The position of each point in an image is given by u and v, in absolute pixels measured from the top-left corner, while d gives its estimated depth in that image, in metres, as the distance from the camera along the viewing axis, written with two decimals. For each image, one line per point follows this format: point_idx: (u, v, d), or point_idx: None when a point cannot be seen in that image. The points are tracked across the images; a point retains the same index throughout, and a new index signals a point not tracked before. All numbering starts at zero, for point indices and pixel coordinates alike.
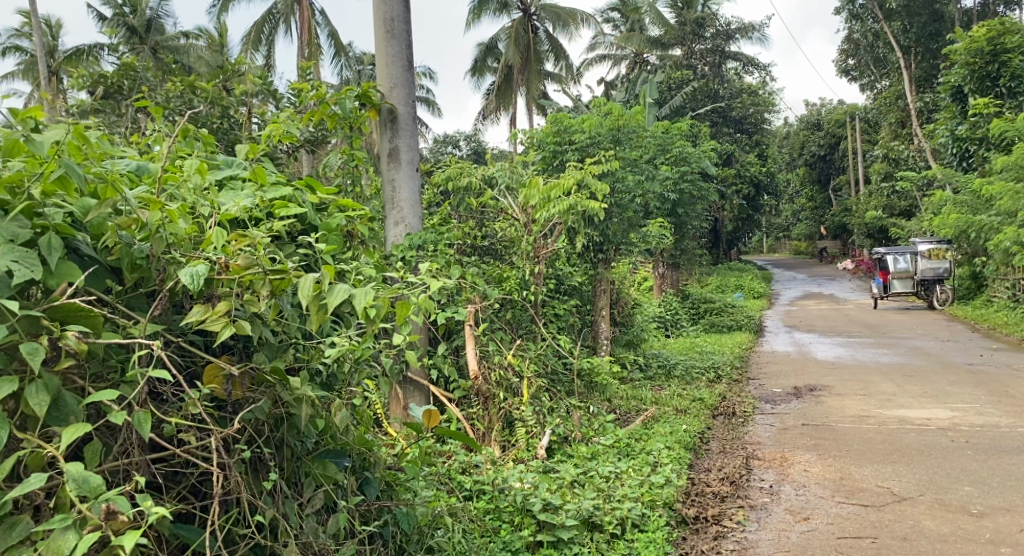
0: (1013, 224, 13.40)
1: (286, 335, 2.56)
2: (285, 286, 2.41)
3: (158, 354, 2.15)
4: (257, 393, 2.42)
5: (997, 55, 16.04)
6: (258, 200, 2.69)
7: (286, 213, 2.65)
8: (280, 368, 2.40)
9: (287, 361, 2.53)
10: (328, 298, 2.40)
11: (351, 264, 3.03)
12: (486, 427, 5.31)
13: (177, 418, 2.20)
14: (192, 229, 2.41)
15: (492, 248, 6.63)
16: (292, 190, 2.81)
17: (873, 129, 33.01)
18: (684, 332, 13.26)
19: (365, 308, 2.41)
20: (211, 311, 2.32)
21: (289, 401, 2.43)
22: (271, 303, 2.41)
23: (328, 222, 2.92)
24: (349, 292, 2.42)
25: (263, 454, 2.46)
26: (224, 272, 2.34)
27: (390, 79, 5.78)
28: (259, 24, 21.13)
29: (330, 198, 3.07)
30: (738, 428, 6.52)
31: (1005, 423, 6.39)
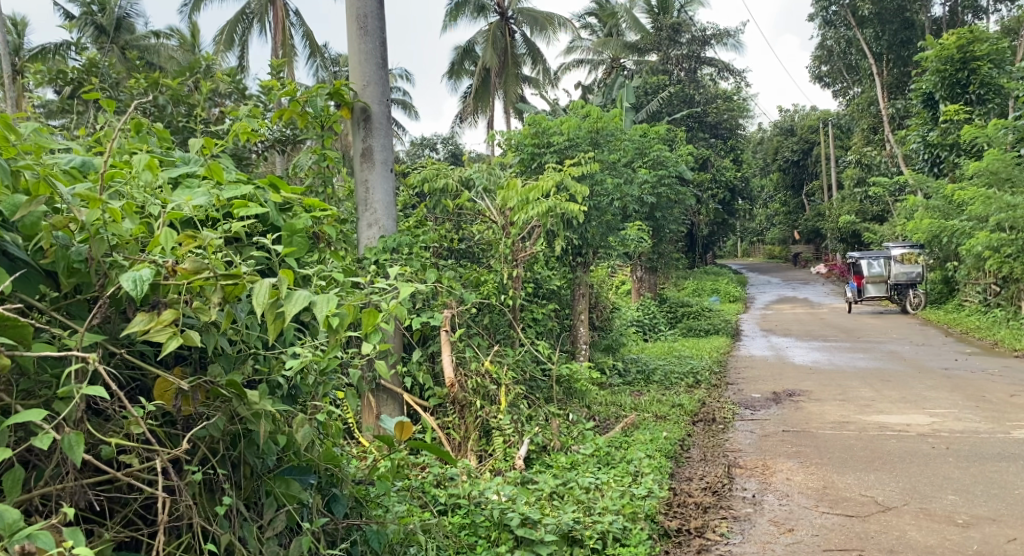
0: (985, 230, 13.47)
1: (245, 346, 2.40)
2: (239, 293, 2.28)
3: (95, 368, 2.02)
4: (211, 408, 2.30)
5: (966, 62, 16.18)
6: (215, 200, 2.53)
7: (245, 213, 2.47)
8: (236, 381, 2.26)
9: (244, 374, 2.38)
10: (286, 306, 2.26)
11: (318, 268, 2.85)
12: (462, 437, 5.16)
13: (115, 440, 2.08)
14: (139, 230, 2.28)
15: (468, 251, 6.46)
16: (253, 189, 2.65)
17: (846, 135, 33.28)
18: (662, 336, 13.18)
19: (326, 315, 2.27)
20: (156, 320, 2.17)
21: (247, 417, 2.29)
22: (225, 310, 2.28)
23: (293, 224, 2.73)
24: (310, 299, 2.28)
25: (217, 475, 2.35)
26: (171, 277, 2.21)
27: (363, 77, 5.62)
28: (232, 24, 20.82)
29: (296, 197, 2.90)
30: (718, 434, 6.41)
31: (984, 428, 6.34)
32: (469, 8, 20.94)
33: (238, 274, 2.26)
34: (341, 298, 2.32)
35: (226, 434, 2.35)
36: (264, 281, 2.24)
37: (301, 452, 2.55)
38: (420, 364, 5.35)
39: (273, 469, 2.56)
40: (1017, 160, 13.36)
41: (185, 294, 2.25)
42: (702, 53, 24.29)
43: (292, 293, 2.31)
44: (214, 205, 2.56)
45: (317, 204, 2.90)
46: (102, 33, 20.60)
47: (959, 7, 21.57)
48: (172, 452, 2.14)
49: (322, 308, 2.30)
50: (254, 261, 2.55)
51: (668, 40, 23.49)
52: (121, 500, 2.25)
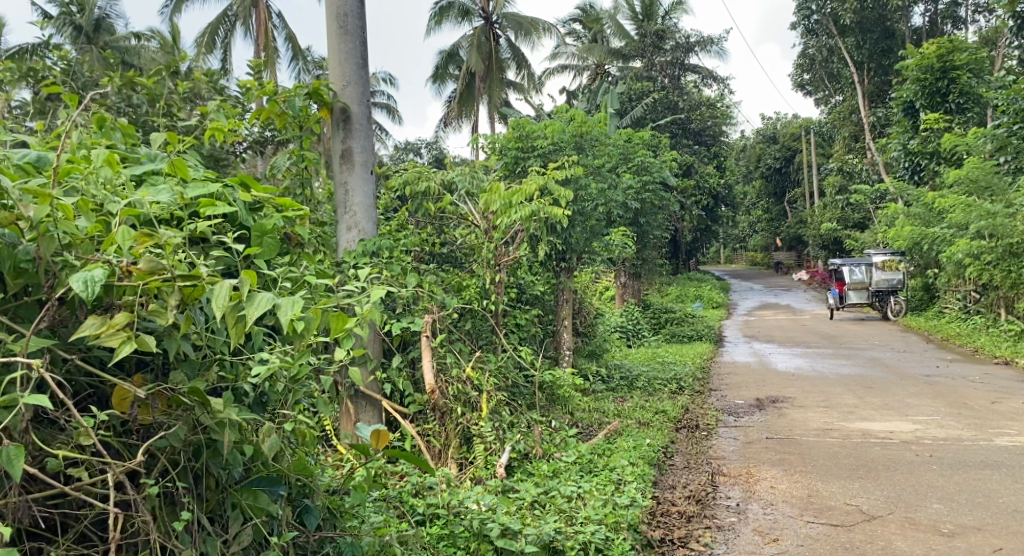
0: (965, 237, 13.54)
1: (210, 351, 2.36)
2: (198, 295, 2.23)
3: (39, 377, 1.99)
4: (172, 417, 2.24)
5: (946, 72, 16.29)
6: (179, 198, 2.48)
7: (210, 212, 2.42)
8: (199, 388, 2.21)
9: (208, 380, 2.33)
10: (247, 309, 2.22)
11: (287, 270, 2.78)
12: (442, 445, 5.06)
13: (62, 452, 2.05)
14: (95, 228, 2.24)
15: (448, 254, 6.35)
16: (221, 187, 2.59)
17: (828, 143, 33.45)
18: (645, 342, 13.12)
19: (290, 317, 2.23)
20: (108, 323, 2.13)
21: (210, 426, 2.25)
22: (183, 314, 2.25)
23: (263, 224, 2.66)
24: (274, 302, 2.24)
25: (176, 488, 2.29)
26: (126, 279, 2.18)
27: (343, 77, 5.54)
28: (214, 26, 20.63)
29: (266, 197, 2.84)
30: (702, 441, 6.35)
31: (967, 435, 6.31)
32: (453, 13, 20.86)
33: (198, 275, 2.22)
34: (306, 301, 2.28)
35: (188, 444, 2.30)
36: (224, 283, 2.21)
37: (268, 463, 2.48)
38: (400, 371, 5.27)
39: (240, 480, 2.49)
40: (996, 169, 13.44)
41: (140, 296, 2.21)
42: (686, 60, 24.17)
43: (254, 296, 2.28)
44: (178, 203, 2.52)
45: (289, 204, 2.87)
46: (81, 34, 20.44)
47: (938, 17, 21.73)
48: (124, 465, 2.09)
49: (286, 310, 2.26)
50: (218, 264, 2.49)
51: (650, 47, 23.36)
52: (72, 515, 2.19)
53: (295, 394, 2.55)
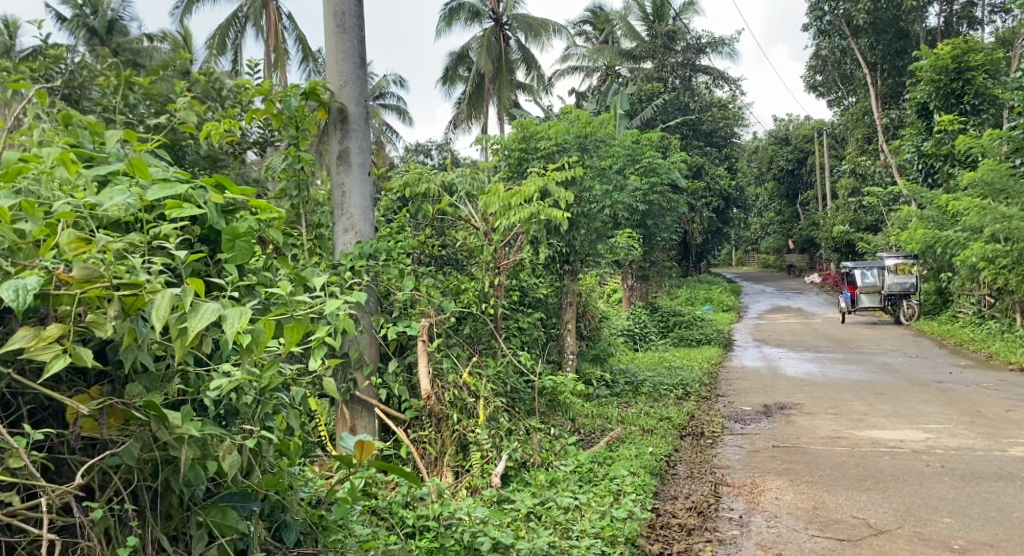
0: (979, 240, 13.32)
1: (171, 363, 2.37)
2: (140, 305, 2.24)
3: None
4: (124, 435, 2.29)
5: (961, 72, 16.08)
6: (139, 201, 2.46)
7: (176, 214, 2.41)
8: (155, 403, 2.25)
9: (167, 393, 2.36)
10: (190, 320, 2.23)
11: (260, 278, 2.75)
12: (438, 452, 4.97)
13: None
14: (37, 232, 2.26)
15: (446, 256, 6.21)
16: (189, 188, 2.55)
17: (840, 145, 33.19)
18: (652, 346, 12.99)
19: (235, 329, 2.22)
20: (40, 336, 2.14)
21: (169, 442, 2.28)
22: (126, 325, 2.25)
23: (235, 228, 2.62)
24: (218, 313, 2.23)
25: (127, 512, 2.33)
26: (63, 287, 2.20)
27: (340, 77, 5.44)
28: (225, 28, 20.62)
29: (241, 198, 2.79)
30: (706, 450, 6.22)
31: (980, 445, 6.15)
32: (464, 14, 20.79)
33: (139, 285, 2.23)
34: (252, 311, 2.27)
35: (143, 463, 2.34)
36: (165, 294, 2.22)
37: (238, 479, 2.49)
38: (397, 376, 5.18)
39: (212, 495, 2.52)
40: (1011, 172, 13.21)
41: (79, 306, 2.22)
42: (697, 61, 23.84)
43: (198, 306, 2.27)
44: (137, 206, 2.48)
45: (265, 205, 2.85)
46: (94, 36, 20.56)
47: (954, 18, 21.45)
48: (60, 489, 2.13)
49: (232, 321, 2.24)
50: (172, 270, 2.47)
51: (662, 47, 23.23)
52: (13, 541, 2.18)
53: (264, 407, 2.55)
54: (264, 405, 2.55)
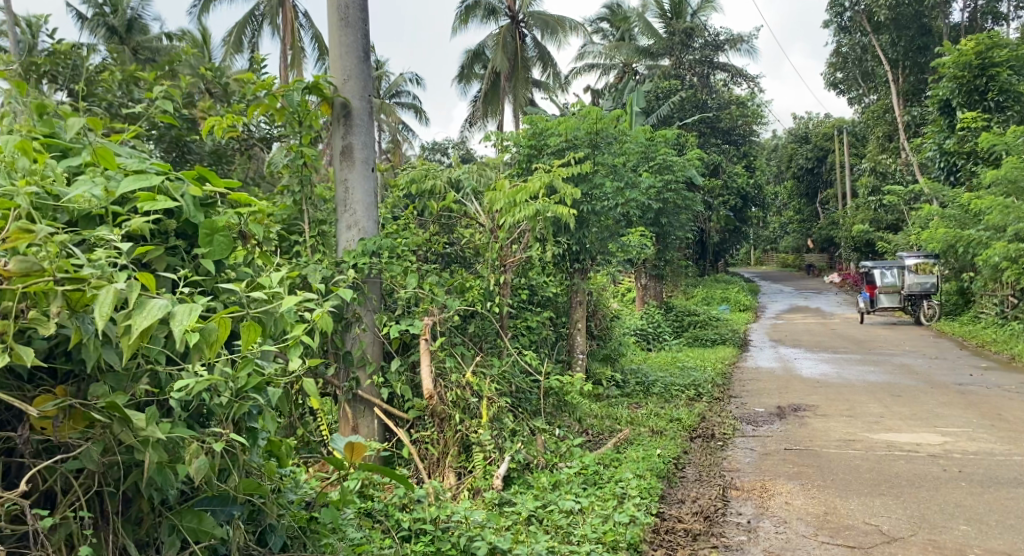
0: (1002, 240, 13.07)
1: (141, 361, 2.45)
2: (85, 301, 2.34)
3: None
4: (81, 438, 2.36)
5: (985, 69, 15.80)
6: (105, 192, 2.62)
7: (150, 207, 2.59)
8: (114, 402, 2.33)
9: (134, 394, 2.43)
10: (136, 318, 2.33)
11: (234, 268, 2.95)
12: (440, 453, 4.88)
13: None
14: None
15: (452, 255, 6.14)
16: (163, 180, 2.71)
17: (861, 143, 32.81)
18: (666, 346, 12.84)
19: (182, 326, 2.36)
20: None
21: (134, 444, 2.37)
22: (73, 323, 2.34)
23: (212, 222, 2.79)
24: (165, 310, 2.36)
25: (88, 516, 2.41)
26: (6, 282, 2.27)
27: (344, 71, 5.38)
28: (241, 26, 20.65)
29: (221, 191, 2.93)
30: (716, 452, 6.10)
31: (999, 450, 5.99)
32: (480, 11, 20.62)
33: (83, 279, 2.34)
34: (201, 308, 2.41)
35: (107, 466, 2.41)
36: (110, 289, 2.31)
37: (212, 484, 2.61)
38: (399, 375, 5.13)
39: (188, 500, 2.63)
40: None
41: (22, 301, 2.29)
42: (716, 58, 23.53)
43: (145, 302, 2.38)
44: (105, 198, 2.62)
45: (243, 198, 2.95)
46: (113, 34, 20.63)
47: (978, 13, 21.10)
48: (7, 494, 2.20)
49: (180, 318, 2.39)
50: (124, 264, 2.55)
51: (680, 45, 23.01)
52: None
53: (240, 408, 2.59)
54: (239, 406, 2.59)
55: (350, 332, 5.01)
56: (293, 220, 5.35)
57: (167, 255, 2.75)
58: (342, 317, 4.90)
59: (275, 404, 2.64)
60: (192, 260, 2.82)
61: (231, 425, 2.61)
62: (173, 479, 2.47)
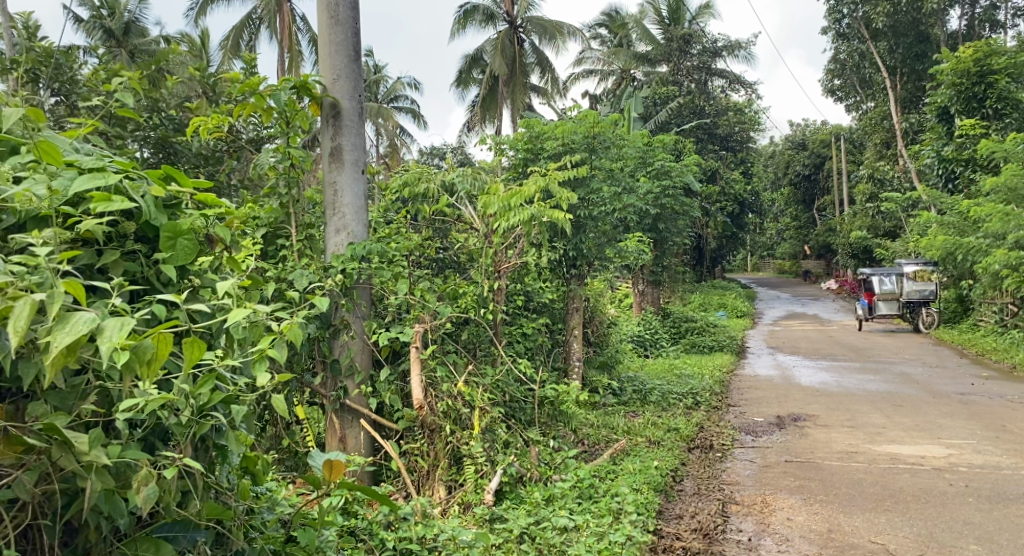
0: (1002, 247, 12.92)
1: (83, 380, 2.38)
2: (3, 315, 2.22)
3: None
4: (16, 464, 2.25)
5: (983, 76, 15.69)
6: (49, 192, 2.51)
7: (103, 209, 2.48)
8: (53, 425, 2.25)
9: (77, 415, 2.35)
10: (58, 335, 2.22)
11: (197, 272, 2.83)
12: (430, 465, 4.72)
13: None
14: None
15: (444, 259, 6.00)
16: (119, 179, 2.60)
17: (858, 150, 32.72)
18: (663, 353, 12.68)
19: (110, 343, 2.25)
20: None
21: (78, 470, 2.28)
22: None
23: (174, 225, 2.69)
24: (91, 324, 2.26)
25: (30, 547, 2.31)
26: None
27: (333, 70, 5.22)
28: (238, 29, 20.51)
29: (186, 191, 2.83)
30: (715, 464, 5.92)
31: (1007, 463, 5.82)
32: (478, 16, 20.44)
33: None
34: (132, 323, 2.31)
35: (44, 495, 2.29)
36: (26, 300, 2.18)
37: (171, 511, 2.52)
38: (389, 384, 4.99)
39: (146, 527, 2.54)
40: None
41: None
42: (713, 64, 23.42)
43: (69, 316, 2.28)
44: (50, 198, 2.51)
45: (211, 199, 2.86)
46: (110, 37, 20.53)
47: (976, 21, 20.97)
48: None
49: (110, 335, 2.28)
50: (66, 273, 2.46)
51: (678, 51, 22.90)
52: None
53: (200, 428, 2.53)
54: (201, 426, 2.53)
55: (338, 339, 4.92)
56: (279, 223, 5.19)
57: (124, 260, 2.65)
58: (329, 324, 4.85)
59: (237, 424, 2.60)
60: (153, 266, 2.72)
61: (187, 447, 2.53)
62: (124, 507, 2.40)
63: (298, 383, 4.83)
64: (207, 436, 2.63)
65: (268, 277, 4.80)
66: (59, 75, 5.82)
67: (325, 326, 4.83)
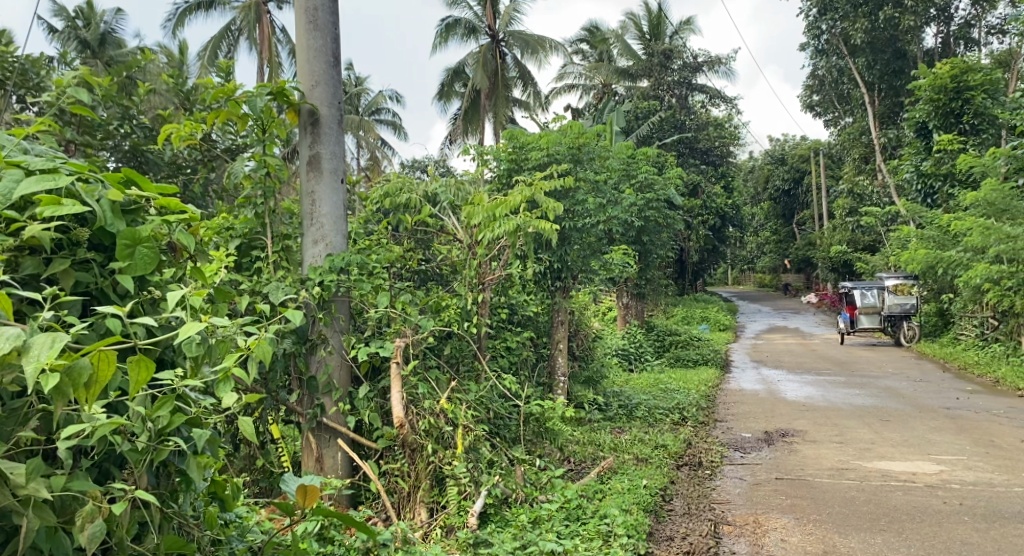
0: (983, 261, 12.93)
1: (21, 403, 2.24)
2: None
3: None
4: None
5: (960, 92, 15.76)
6: None
7: (50, 212, 2.34)
8: None
9: (14, 442, 2.22)
10: None
11: (159, 282, 2.66)
12: (412, 486, 4.54)
13: None
14: None
15: (427, 272, 5.84)
16: (70, 181, 2.46)
17: (837, 165, 32.89)
18: (647, 366, 12.55)
19: (37, 363, 2.13)
20: None
21: (15, 505, 2.15)
22: None
23: (133, 231, 2.54)
24: (16, 342, 2.14)
25: None
26: None
27: (312, 76, 5.07)
28: (217, 40, 20.27)
29: (146, 195, 2.68)
30: (704, 482, 5.78)
31: (999, 480, 5.72)
32: (460, 30, 20.35)
33: None
34: (63, 339, 2.19)
35: None
36: None
37: (127, 546, 2.38)
38: (368, 401, 4.83)
39: None
40: (1015, 190, 12.89)
41: None
42: (694, 79, 23.43)
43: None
44: None
45: (173, 203, 2.72)
46: (86, 48, 20.23)
47: (951, 38, 21.14)
48: None
49: (37, 354, 2.16)
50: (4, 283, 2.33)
51: (659, 66, 22.82)
52: None
53: (158, 454, 2.41)
54: (159, 452, 2.41)
55: (315, 355, 4.79)
56: (254, 234, 4.99)
57: (76, 269, 2.51)
58: (306, 338, 4.72)
59: (201, 448, 2.49)
60: (109, 277, 2.57)
61: (143, 476, 2.40)
62: (68, 543, 2.28)
63: (273, 401, 4.69)
64: (169, 461, 2.51)
65: (241, 290, 4.64)
66: (26, 81, 5.66)
67: (302, 341, 4.71)
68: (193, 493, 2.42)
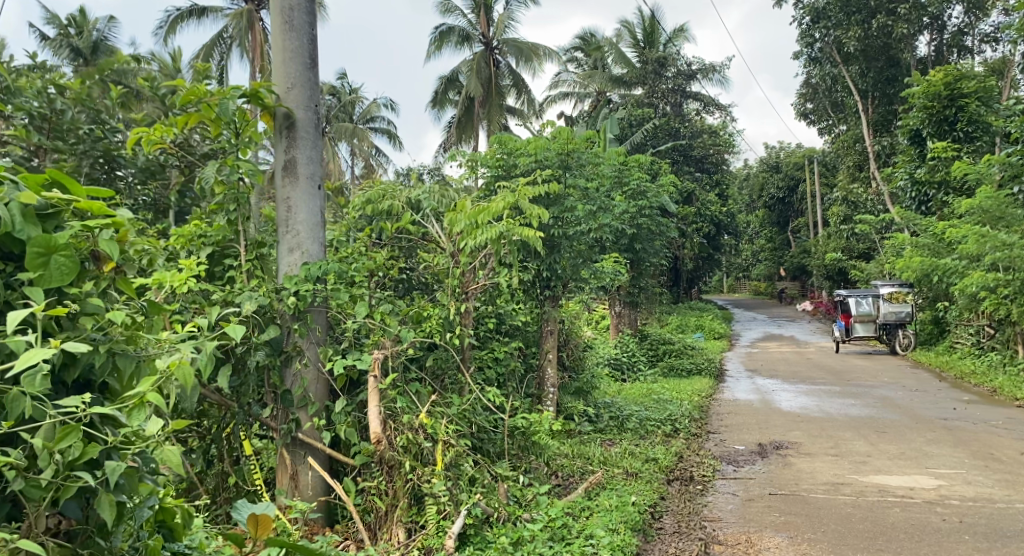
0: (978, 269, 12.78)
1: None
2: None
3: None
4: None
5: (954, 99, 15.64)
6: None
7: None
8: None
9: None
10: None
11: (76, 292, 2.58)
12: (389, 505, 4.34)
13: None
14: None
15: (411, 280, 5.62)
16: None
17: (831, 173, 32.78)
18: (640, 376, 12.36)
19: None
20: None
21: None
22: None
23: (49, 237, 2.49)
24: None
25: None
26: None
27: (288, 78, 4.89)
28: (210, 48, 20.18)
29: (64, 198, 2.58)
30: (696, 498, 5.60)
31: (999, 495, 5.53)
32: (454, 38, 20.18)
33: None
34: None
35: None
36: None
37: None
38: (345, 416, 4.63)
39: None
40: (1009, 197, 12.79)
41: None
42: (688, 87, 23.28)
43: None
44: None
45: (95, 208, 2.63)
46: (78, 56, 20.06)
47: (944, 46, 21.04)
48: None
49: None
50: None
51: (653, 74, 22.73)
52: None
53: (64, 491, 2.40)
54: (65, 488, 2.40)
55: (290, 367, 4.60)
56: (227, 242, 4.80)
57: None
58: (281, 350, 4.53)
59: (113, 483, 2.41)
60: (18, 290, 2.53)
61: (44, 514, 2.40)
62: None
63: (245, 415, 4.49)
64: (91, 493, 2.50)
65: (213, 300, 4.45)
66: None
67: (276, 353, 4.51)
68: (110, 529, 2.39)
